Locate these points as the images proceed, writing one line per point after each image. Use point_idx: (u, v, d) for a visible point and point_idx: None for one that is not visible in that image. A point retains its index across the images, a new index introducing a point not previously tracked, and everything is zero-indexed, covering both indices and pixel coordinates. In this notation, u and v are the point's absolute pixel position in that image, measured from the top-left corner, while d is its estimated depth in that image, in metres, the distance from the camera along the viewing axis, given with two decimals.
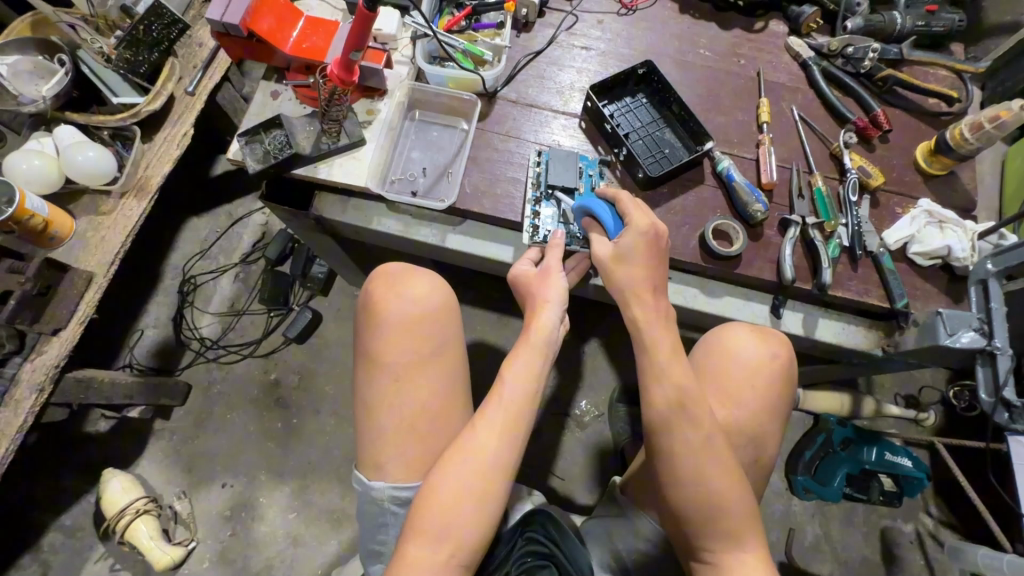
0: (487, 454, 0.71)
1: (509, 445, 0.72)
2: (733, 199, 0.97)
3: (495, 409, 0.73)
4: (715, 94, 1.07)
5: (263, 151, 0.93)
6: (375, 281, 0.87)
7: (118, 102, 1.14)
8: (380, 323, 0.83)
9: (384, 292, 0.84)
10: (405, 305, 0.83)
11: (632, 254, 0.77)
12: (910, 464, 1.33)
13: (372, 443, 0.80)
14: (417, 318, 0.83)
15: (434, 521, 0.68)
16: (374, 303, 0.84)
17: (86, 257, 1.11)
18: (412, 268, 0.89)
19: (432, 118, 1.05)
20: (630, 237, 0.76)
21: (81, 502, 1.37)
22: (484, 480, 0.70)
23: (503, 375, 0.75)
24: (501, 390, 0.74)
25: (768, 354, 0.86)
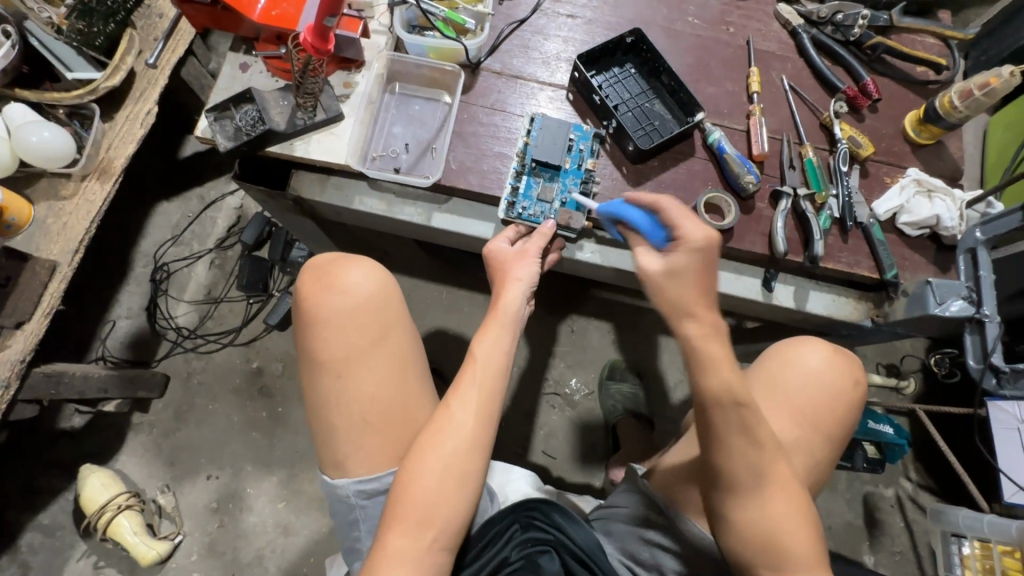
0: (462, 434, 0.69)
1: (485, 421, 0.71)
2: (724, 171, 0.95)
3: (469, 387, 0.72)
4: (704, 64, 1.04)
5: (234, 128, 0.88)
6: (308, 277, 0.81)
7: (73, 77, 1.06)
8: (317, 319, 0.78)
9: (320, 284, 0.80)
10: (345, 294, 0.79)
11: (687, 268, 0.67)
12: (892, 431, 1.38)
13: (330, 444, 0.77)
14: (359, 306, 0.78)
15: (413, 509, 0.66)
16: (308, 297, 0.79)
17: (48, 245, 1.05)
18: (347, 257, 0.84)
19: (413, 91, 1.00)
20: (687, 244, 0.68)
21: (59, 500, 1.32)
22: (460, 462, 0.68)
23: (474, 353, 0.74)
24: (470, 369, 0.73)
25: (848, 375, 0.85)
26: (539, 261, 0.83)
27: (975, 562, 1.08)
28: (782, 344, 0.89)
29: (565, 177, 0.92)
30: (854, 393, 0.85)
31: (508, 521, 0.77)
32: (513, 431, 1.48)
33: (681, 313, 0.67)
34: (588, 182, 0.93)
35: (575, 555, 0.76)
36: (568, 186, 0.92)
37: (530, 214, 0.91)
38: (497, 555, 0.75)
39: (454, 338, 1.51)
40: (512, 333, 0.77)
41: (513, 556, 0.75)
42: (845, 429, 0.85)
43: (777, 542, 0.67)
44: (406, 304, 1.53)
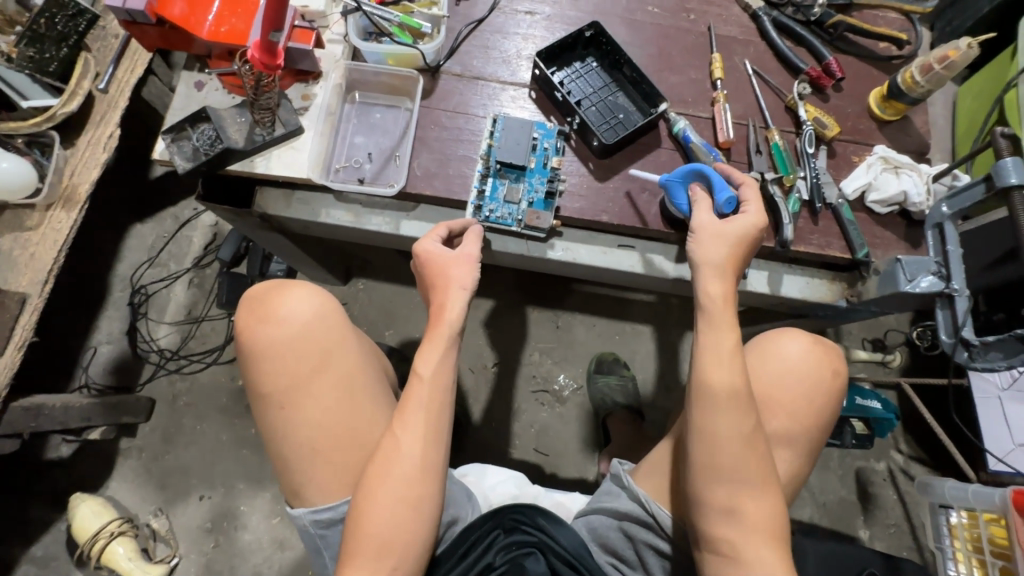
0: (413, 455, 0.70)
1: (432, 439, 0.72)
2: (690, 160, 0.96)
3: (417, 406, 0.72)
4: (666, 53, 1.04)
5: (192, 148, 0.87)
6: (246, 310, 0.80)
7: (29, 105, 1.04)
8: (257, 352, 0.78)
9: (256, 315, 0.79)
10: (284, 323, 0.78)
11: (731, 235, 0.77)
12: (880, 405, 1.39)
13: (285, 474, 0.77)
14: (299, 335, 0.78)
15: (371, 539, 0.67)
16: (244, 331, 0.79)
17: (16, 278, 1.03)
18: (284, 283, 0.83)
19: (373, 99, 0.99)
20: (745, 221, 0.78)
21: (52, 531, 1.32)
22: (414, 485, 0.69)
23: (417, 372, 0.73)
24: (415, 388, 0.73)
25: (827, 364, 0.85)
26: (478, 264, 0.81)
27: (963, 531, 1.09)
28: (760, 339, 0.88)
29: (531, 176, 0.92)
30: (833, 384, 0.85)
31: (492, 527, 0.79)
32: (504, 430, 1.48)
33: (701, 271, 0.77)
34: (554, 181, 0.91)
35: (560, 555, 0.77)
36: (534, 186, 0.92)
37: (498, 216, 0.91)
38: (481, 559, 0.76)
39: None
40: (460, 328, 0.77)
41: (498, 561, 0.76)
42: (824, 419, 0.85)
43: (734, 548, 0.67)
44: (389, 311, 1.53)
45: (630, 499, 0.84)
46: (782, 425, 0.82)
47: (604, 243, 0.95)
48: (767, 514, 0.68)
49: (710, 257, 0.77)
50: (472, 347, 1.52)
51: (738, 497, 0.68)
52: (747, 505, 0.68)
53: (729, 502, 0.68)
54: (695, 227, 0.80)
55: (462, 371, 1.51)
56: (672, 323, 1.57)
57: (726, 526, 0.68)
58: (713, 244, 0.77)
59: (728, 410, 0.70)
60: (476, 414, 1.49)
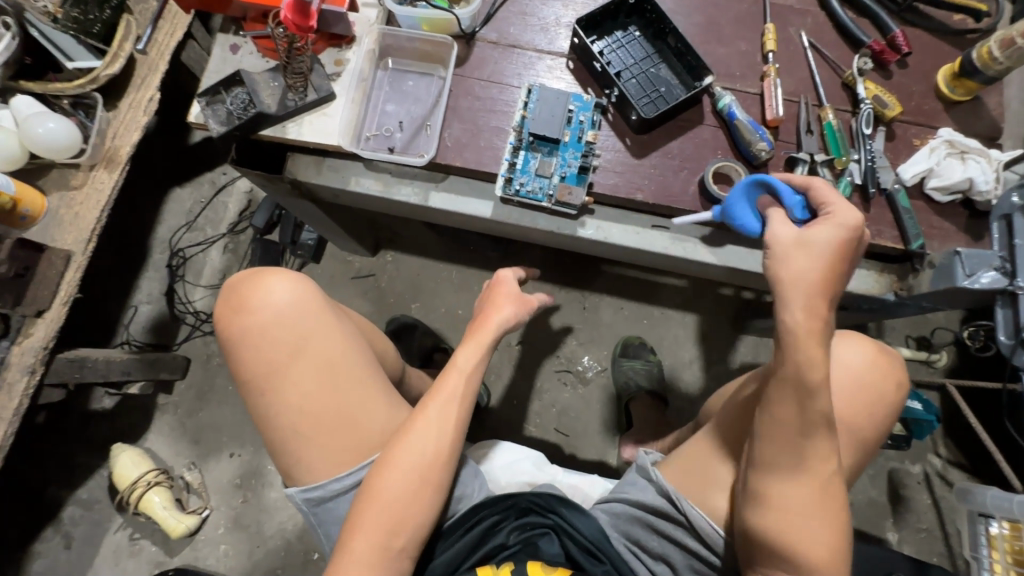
0: (427, 443, 0.71)
1: (449, 429, 0.72)
2: (735, 139, 0.90)
3: (440, 398, 0.73)
4: (715, 23, 0.98)
5: (226, 112, 0.86)
6: (228, 298, 0.80)
7: (73, 66, 1.07)
8: (243, 339, 0.79)
9: (232, 305, 0.80)
10: (264, 311, 0.78)
11: (815, 246, 0.65)
12: (921, 406, 1.32)
13: (275, 455, 0.78)
14: (276, 323, 0.78)
15: (378, 517, 0.68)
16: (221, 320, 0.80)
17: (62, 235, 1.07)
18: (263, 270, 0.83)
19: (406, 66, 0.96)
20: (826, 227, 0.65)
21: (96, 476, 1.40)
22: (423, 469, 0.70)
23: (454, 364, 0.75)
24: (446, 380, 0.74)
25: (889, 377, 0.82)
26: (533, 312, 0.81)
27: (1003, 543, 1.03)
28: None
29: (564, 150, 0.89)
30: (896, 398, 0.81)
31: (502, 508, 0.79)
32: (525, 408, 1.48)
33: (783, 292, 0.64)
34: (588, 155, 0.88)
35: (575, 540, 0.77)
36: (568, 160, 0.89)
37: (528, 190, 0.88)
38: (492, 540, 0.77)
39: (464, 318, 1.52)
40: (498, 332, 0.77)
41: (510, 541, 0.77)
42: (880, 435, 0.82)
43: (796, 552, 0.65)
44: (416, 284, 1.54)
45: (656, 493, 0.81)
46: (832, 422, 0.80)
47: (637, 222, 0.91)
48: (806, 510, 0.65)
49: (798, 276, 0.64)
50: None
51: (777, 492, 0.66)
52: (785, 500, 0.66)
53: (764, 492, 0.67)
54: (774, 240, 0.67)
55: None
56: (703, 310, 1.52)
57: (757, 512, 0.67)
58: (795, 257, 0.65)
59: (786, 426, 0.64)
60: (498, 391, 1.49)
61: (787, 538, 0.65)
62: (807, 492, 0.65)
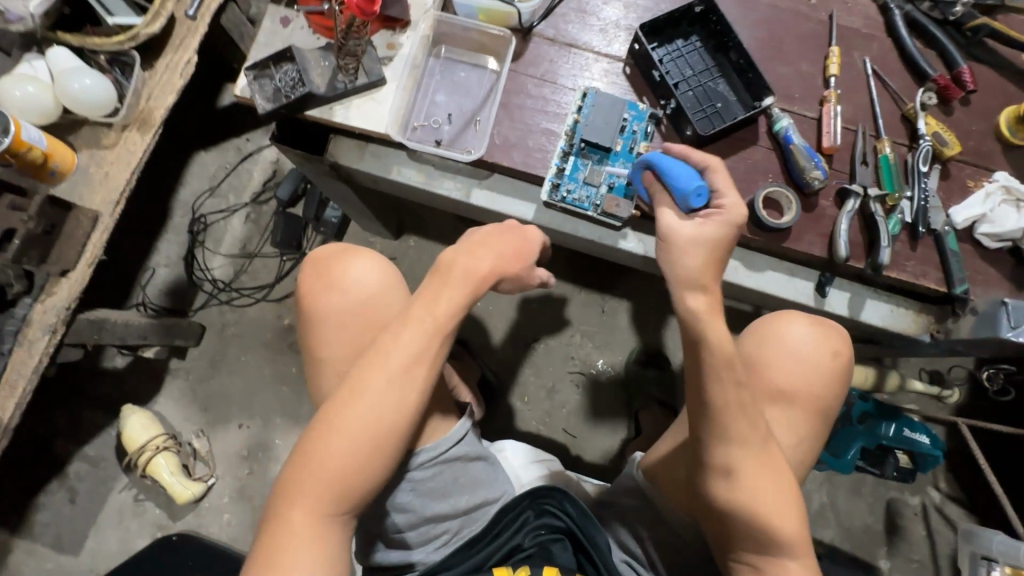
0: (389, 391, 0.65)
1: (410, 378, 0.66)
2: (788, 163, 0.89)
3: (406, 343, 0.67)
4: (779, 39, 0.95)
5: (273, 89, 0.83)
6: (309, 272, 0.77)
7: (113, 21, 1.02)
8: (316, 319, 0.76)
9: (320, 279, 0.76)
10: (350, 290, 0.75)
11: (706, 241, 0.64)
12: (928, 441, 1.33)
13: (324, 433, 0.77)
14: (364, 303, 0.75)
15: (320, 480, 0.62)
16: (308, 296, 0.76)
17: (91, 194, 1.05)
18: (351, 247, 0.80)
19: (458, 56, 0.93)
20: (717, 222, 0.64)
21: (104, 435, 1.40)
22: (377, 425, 0.64)
23: (425, 307, 0.69)
24: (413, 325, 0.68)
25: (828, 346, 0.78)
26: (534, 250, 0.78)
27: None
28: (761, 324, 0.81)
29: (614, 160, 0.87)
30: (836, 365, 0.78)
31: (524, 508, 0.80)
32: (535, 407, 1.48)
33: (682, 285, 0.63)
34: None
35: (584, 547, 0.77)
36: (617, 170, 0.87)
37: (574, 197, 0.87)
38: (510, 542, 0.78)
39: (483, 310, 1.51)
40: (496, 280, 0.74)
41: (526, 543, 0.78)
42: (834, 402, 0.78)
43: (769, 528, 0.64)
44: None
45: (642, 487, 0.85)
46: (786, 377, 0.77)
47: None
48: (778, 494, 0.64)
49: (688, 273, 0.63)
50: (515, 319, 1.51)
51: (749, 478, 0.64)
52: (757, 484, 0.64)
53: (739, 484, 0.64)
54: (665, 235, 0.66)
55: (501, 341, 1.50)
56: None
57: (735, 504, 0.65)
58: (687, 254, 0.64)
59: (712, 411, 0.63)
60: (509, 385, 1.49)
61: (757, 504, 0.64)
62: (765, 473, 0.64)
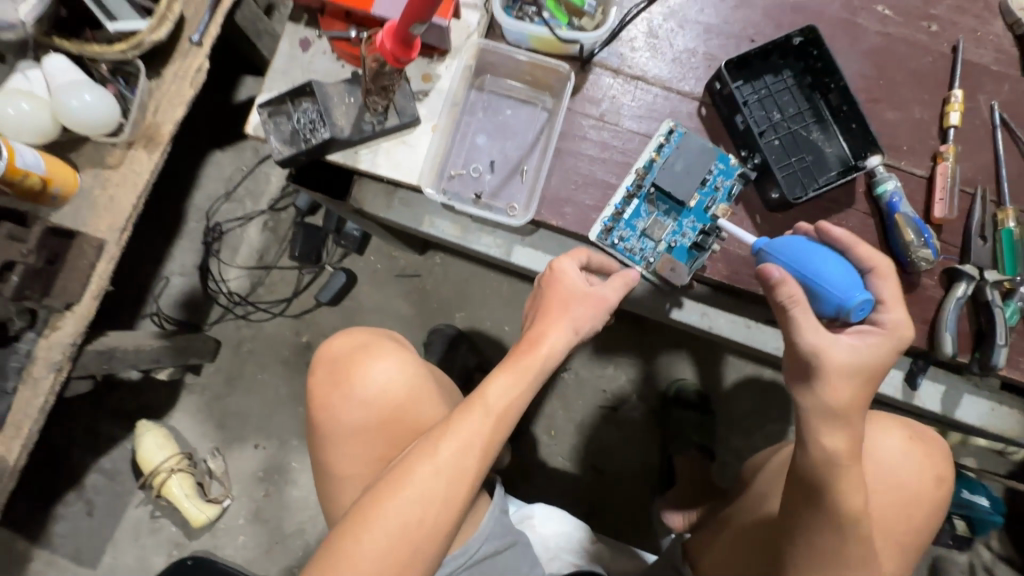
0: (433, 488, 0.58)
1: (458, 478, 0.59)
2: (889, 234, 0.75)
3: (459, 434, 0.60)
4: (888, 76, 0.79)
5: (291, 130, 0.72)
6: (320, 368, 0.78)
7: (115, 28, 0.90)
8: (330, 425, 0.76)
9: (335, 378, 0.76)
10: (363, 390, 0.75)
11: (863, 372, 0.55)
12: (988, 504, 1.24)
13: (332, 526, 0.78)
14: (378, 400, 0.75)
15: None
16: (321, 402, 0.76)
17: (95, 220, 0.96)
18: (369, 340, 0.79)
19: (504, 88, 0.80)
20: (879, 345, 0.56)
21: (119, 448, 1.36)
22: (415, 527, 0.58)
23: (481, 396, 0.61)
24: (469, 414, 0.60)
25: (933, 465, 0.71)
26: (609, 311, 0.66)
27: None
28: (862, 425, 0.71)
29: (684, 216, 0.75)
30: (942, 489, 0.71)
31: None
32: None
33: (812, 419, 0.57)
34: (710, 234, 0.73)
35: None
36: (683, 228, 0.75)
37: (625, 247, 0.75)
38: None
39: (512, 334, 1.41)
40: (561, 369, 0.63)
41: None
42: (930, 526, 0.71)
43: None
44: (463, 291, 1.42)
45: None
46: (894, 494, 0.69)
47: (749, 315, 0.80)
48: None
49: (839, 404, 0.55)
50: None
51: None
52: None
53: None
54: (814, 359, 0.55)
55: None
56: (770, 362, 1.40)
57: None
58: (838, 386, 0.55)
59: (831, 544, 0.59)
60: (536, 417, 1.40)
61: None
62: None
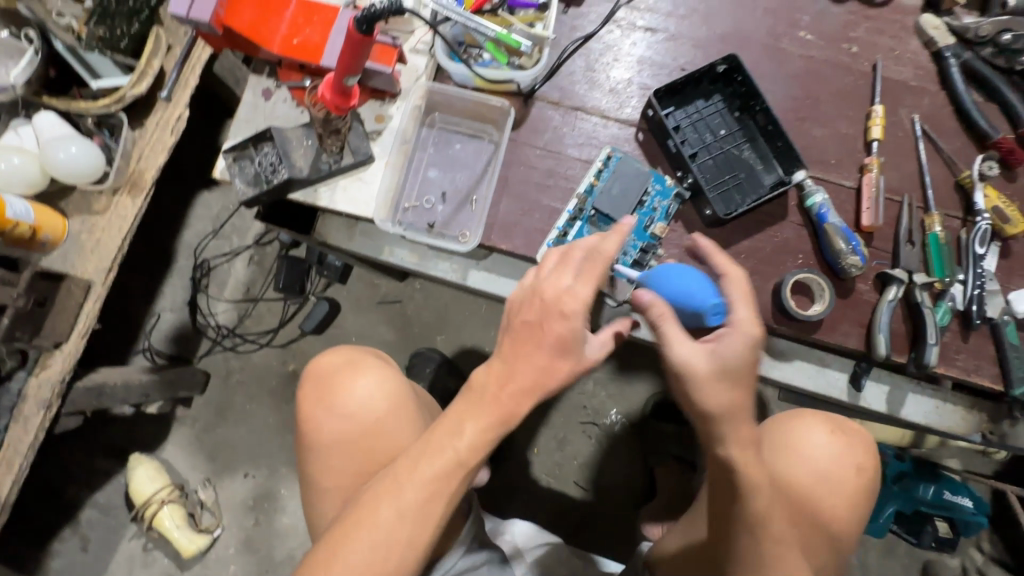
0: (396, 532, 0.59)
1: (421, 517, 0.59)
2: (821, 242, 0.79)
3: (422, 475, 0.59)
4: (812, 96, 0.84)
5: (253, 172, 0.78)
6: (311, 383, 0.83)
7: (98, 85, 0.99)
8: (316, 438, 0.79)
9: (323, 395, 0.81)
10: (347, 406, 0.79)
11: (731, 372, 0.58)
12: (971, 504, 1.22)
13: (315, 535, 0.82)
14: (360, 418, 0.79)
15: None
16: (309, 415, 0.80)
17: (83, 262, 1.02)
18: (357, 358, 0.83)
19: (453, 124, 0.86)
20: (735, 343, 0.58)
21: (113, 482, 1.40)
22: (380, 563, 0.59)
23: (449, 440, 0.59)
24: (434, 456, 0.59)
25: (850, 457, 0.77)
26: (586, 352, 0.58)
27: None
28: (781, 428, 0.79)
29: (625, 235, 0.79)
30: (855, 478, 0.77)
31: None
32: None
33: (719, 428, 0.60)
34: (648, 251, 0.79)
35: None
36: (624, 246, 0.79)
37: None
38: None
39: None
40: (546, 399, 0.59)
41: None
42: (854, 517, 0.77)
43: None
44: (443, 315, 1.46)
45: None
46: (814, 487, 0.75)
47: None
48: None
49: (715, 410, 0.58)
50: None
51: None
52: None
53: None
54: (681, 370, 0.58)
55: None
56: None
57: None
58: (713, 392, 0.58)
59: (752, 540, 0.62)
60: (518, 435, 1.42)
61: None
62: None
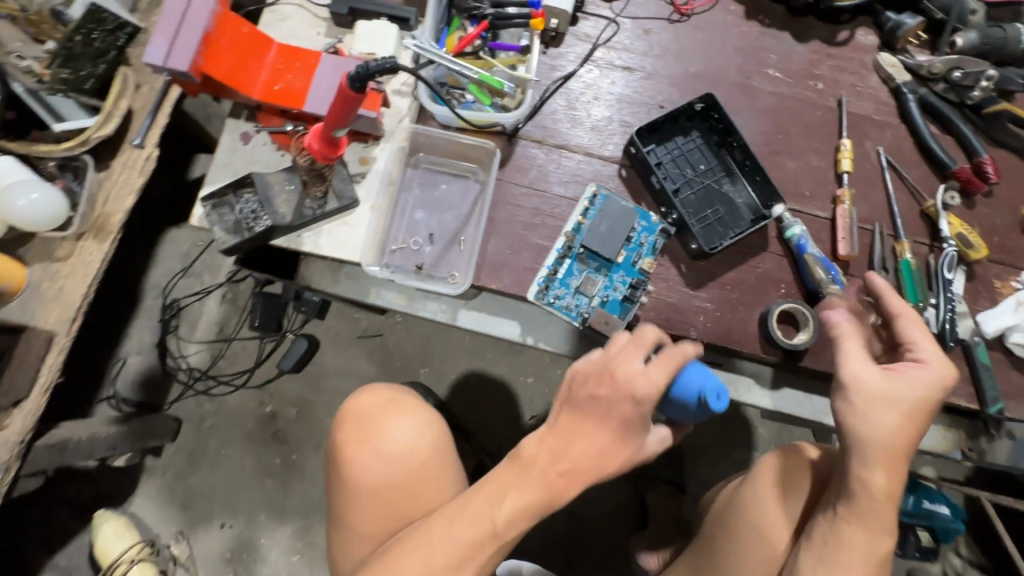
0: None
1: None
2: (801, 272, 0.81)
3: (452, 539, 0.55)
4: (784, 130, 0.88)
5: (233, 220, 0.76)
6: (351, 421, 0.80)
7: (61, 127, 0.93)
8: (351, 478, 0.77)
9: (361, 434, 0.78)
10: (385, 447, 0.77)
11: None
12: (949, 510, 1.21)
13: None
14: (396, 462, 0.76)
15: None
16: (347, 453, 0.78)
17: (44, 312, 0.96)
18: (399, 400, 0.82)
19: (437, 164, 0.85)
20: None
21: (76, 542, 1.31)
22: None
23: (490, 507, 0.55)
24: (470, 521, 0.55)
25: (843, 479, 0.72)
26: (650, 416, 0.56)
27: None
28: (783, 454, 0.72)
29: (614, 271, 0.80)
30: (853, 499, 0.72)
31: None
32: None
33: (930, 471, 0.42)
34: (638, 287, 0.79)
35: None
36: (614, 282, 0.80)
37: (563, 304, 0.79)
38: None
39: (476, 386, 1.42)
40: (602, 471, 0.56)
41: None
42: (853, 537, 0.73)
43: None
44: (425, 348, 1.44)
45: None
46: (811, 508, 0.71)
47: None
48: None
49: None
50: (510, 396, 1.42)
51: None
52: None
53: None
54: None
55: (496, 420, 1.42)
56: None
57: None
58: None
59: None
60: None
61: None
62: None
